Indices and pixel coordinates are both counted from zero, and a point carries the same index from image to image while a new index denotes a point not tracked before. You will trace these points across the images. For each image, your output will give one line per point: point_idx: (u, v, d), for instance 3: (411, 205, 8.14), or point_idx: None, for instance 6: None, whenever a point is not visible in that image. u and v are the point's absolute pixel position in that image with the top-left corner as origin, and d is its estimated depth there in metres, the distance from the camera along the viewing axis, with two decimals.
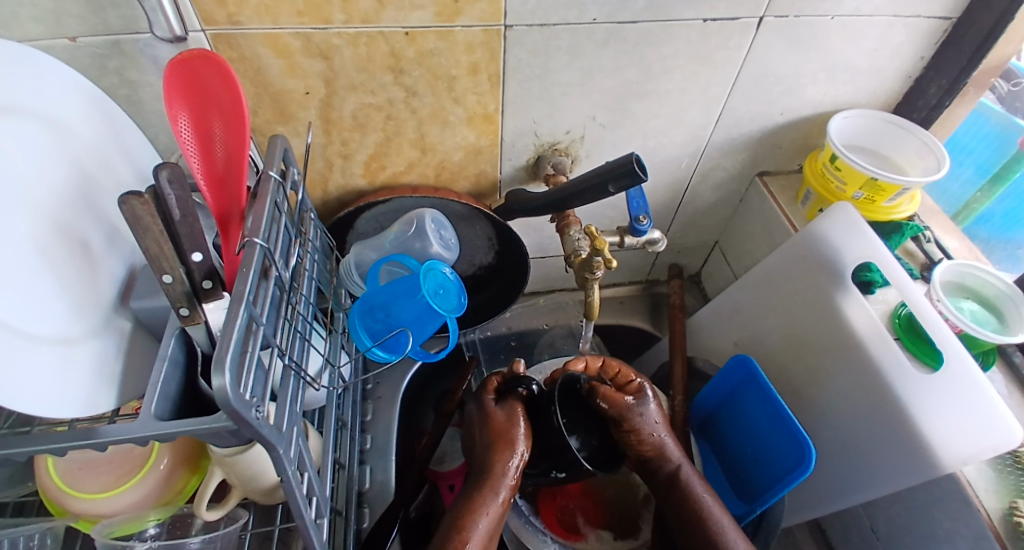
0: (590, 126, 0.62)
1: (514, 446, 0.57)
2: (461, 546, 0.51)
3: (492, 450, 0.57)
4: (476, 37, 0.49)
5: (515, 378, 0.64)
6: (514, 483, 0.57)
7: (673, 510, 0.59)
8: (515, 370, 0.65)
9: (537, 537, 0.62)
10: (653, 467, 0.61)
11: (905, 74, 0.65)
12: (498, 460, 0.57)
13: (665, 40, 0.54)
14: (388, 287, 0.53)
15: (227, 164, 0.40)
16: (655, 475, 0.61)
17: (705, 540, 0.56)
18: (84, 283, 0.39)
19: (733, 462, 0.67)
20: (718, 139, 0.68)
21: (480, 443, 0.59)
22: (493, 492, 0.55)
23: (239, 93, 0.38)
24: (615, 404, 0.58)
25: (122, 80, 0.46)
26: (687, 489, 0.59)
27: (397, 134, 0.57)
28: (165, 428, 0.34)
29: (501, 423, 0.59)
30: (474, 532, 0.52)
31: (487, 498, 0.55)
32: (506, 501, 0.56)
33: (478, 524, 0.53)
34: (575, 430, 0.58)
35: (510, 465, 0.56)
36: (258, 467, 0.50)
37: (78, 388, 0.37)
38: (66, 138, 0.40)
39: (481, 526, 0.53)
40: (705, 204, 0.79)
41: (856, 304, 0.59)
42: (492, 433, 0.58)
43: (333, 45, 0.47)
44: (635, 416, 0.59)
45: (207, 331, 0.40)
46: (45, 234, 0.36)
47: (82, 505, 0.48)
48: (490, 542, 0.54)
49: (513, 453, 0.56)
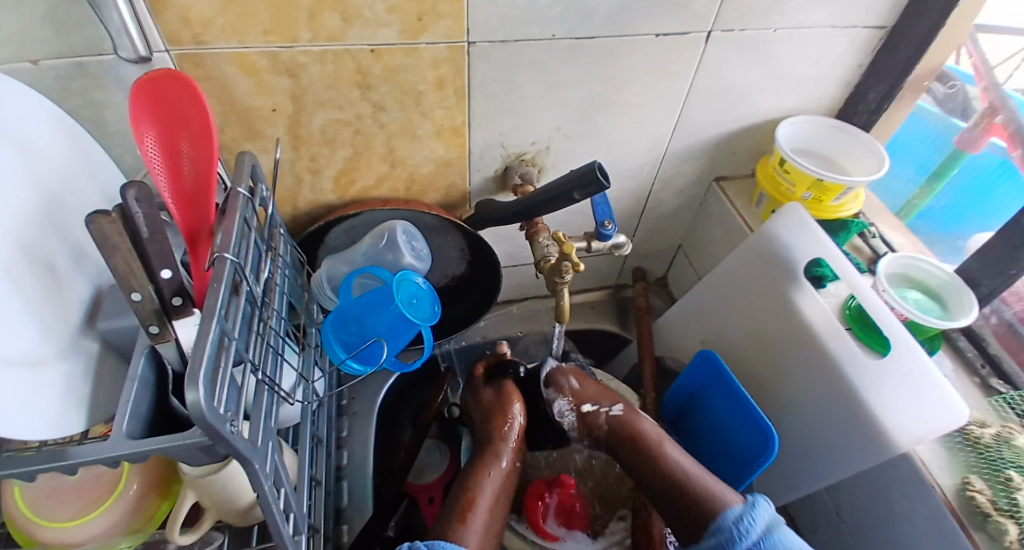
0: (555, 137, 0.64)
1: (508, 416, 0.63)
2: (471, 503, 0.56)
3: (490, 421, 0.63)
4: (441, 52, 0.51)
5: (503, 363, 0.69)
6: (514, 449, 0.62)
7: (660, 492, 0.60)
8: (500, 355, 0.69)
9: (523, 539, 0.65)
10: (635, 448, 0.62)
11: (845, 83, 0.70)
12: (496, 428, 0.63)
13: (622, 53, 0.56)
14: (361, 299, 0.53)
15: (195, 183, 0.40)
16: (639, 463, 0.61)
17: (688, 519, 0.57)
18: (50, 304, 0.38)
19: (706, 454, 0.68)
20: (677, 147, 0.71)
21: (478, 419, 0.65)
22: (495, 456, 0.60)
23: (206, 112, 0.38)
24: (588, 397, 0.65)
25: (87, 101, 0.46)
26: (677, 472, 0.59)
27: (366, 148, 0.58)
28: (138, 446, 0.34)
29: (494, 400, 0.65)
30: (481, 491, 0.57)
31: (489, 461, 0.60)
32: (508, 466, 0.61)
33: (483, 485, 0.58)
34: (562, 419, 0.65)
35: (507, 431, 0.62)
36: (234, 487, 0.49)
37: (50, 411, 0.36)
38: (30, 159, 0.40)
39: (486, 486, 0.58)
40: (668, 209, 0.82)
41: (810, 298, 0.63)
42: (488, 409, 0.65)
43: (300, 63, 0.48)
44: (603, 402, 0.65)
45: (179, 349, 0.40)
46: (12, 257, 0.36)
47: (53, 533, 0.47)
48: (500, 504, 0.58)
49: (509, 418, 0.62)
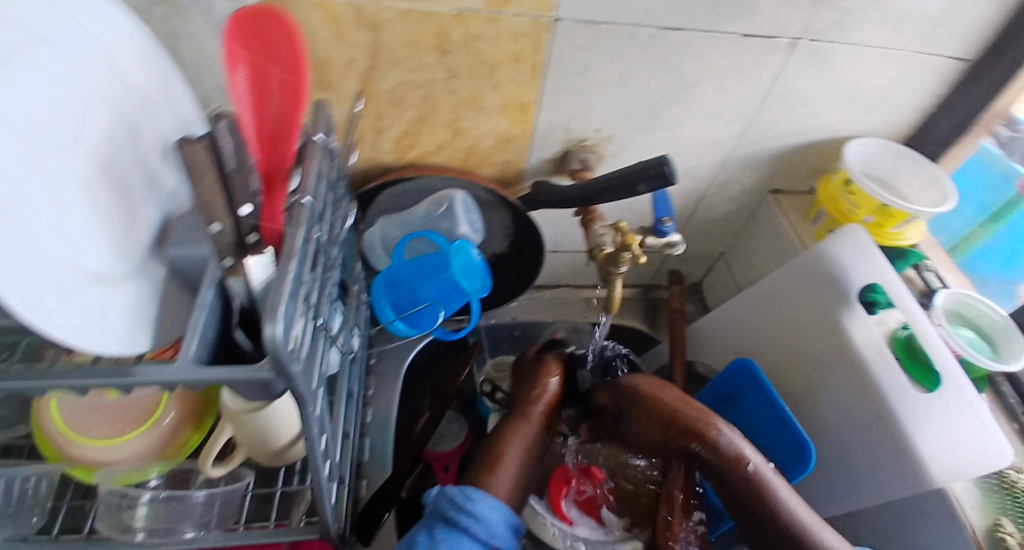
0: (620, 127, 0.64)
1: (545, 382, 0.64)
2: (499, 458, 0.56)
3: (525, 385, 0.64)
4: (524, 26, 0.50)
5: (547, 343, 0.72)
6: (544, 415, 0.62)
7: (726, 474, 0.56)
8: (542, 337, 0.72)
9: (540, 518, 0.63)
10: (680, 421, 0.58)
11: (918, 110, 0.69)
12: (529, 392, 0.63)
13: (703, 50, 0.56)
14: (413, 263, 0.54)
15: (279, 126, 0.40)
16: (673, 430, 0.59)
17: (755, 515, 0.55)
18: (121, 225, 0.39)
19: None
20: (739, 153, 0.70)
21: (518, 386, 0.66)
22: (525, 416, 0.61)
23: (300, 51, 0.38)
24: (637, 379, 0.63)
25: (172, 30, 0.46)
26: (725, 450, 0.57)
27: (432, 113, 0.58)
28: (204, 374, 0.35)
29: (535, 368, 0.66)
30: (509, 451, 0.57)
31: (518, 423, 0.60)
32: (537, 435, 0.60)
33: (512, 445, 0.57)
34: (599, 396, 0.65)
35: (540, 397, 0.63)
36: (271, 427, 0.50)
37: (118, 328, 0.37)
38: (113, 77, 0.40)
39: (515, 447, 0.57)
40: (717, 216, 0.81)
41: (859, 323, 0.62)
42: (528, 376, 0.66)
43: (383, 18, 0.48)
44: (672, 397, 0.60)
45: (246, 284, 0.40)
46: (90, 172, 0.37)
47: (84, 450, 0.48)
48: (527, 466, 0.57)
49: (543, 384, 0.63)
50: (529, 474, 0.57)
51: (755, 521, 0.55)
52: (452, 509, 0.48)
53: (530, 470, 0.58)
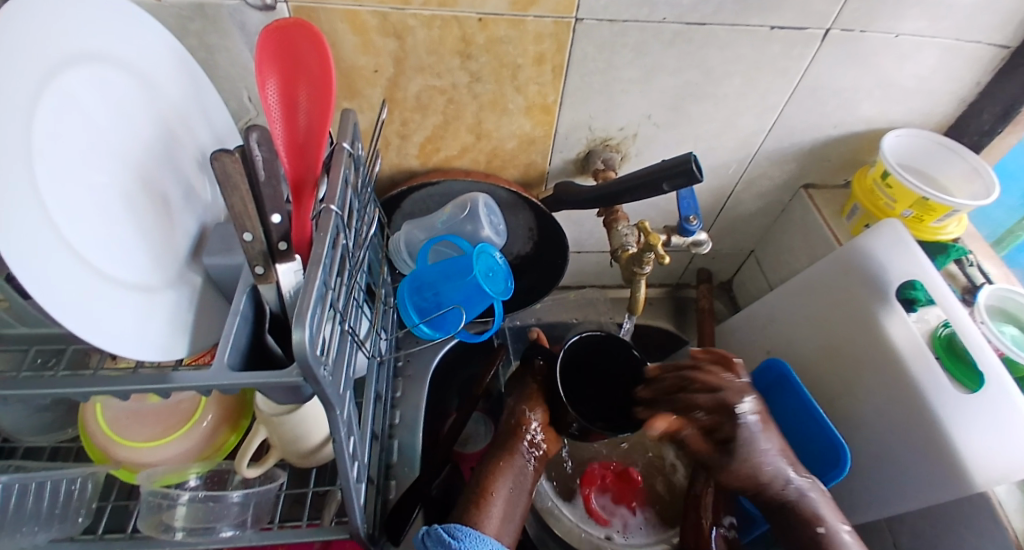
0: (644, 125, 0.63)
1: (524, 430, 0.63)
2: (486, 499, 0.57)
3: (505, 435, 0.63)
4: (547, 27, 0.50)
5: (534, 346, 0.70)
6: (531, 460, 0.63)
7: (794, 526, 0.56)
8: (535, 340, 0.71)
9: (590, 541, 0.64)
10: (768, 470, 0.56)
11: (959, 98, 0.65)
12: (510, 445, 0.62)
13: (729, 44, 0.54)
14: (436, 266, 0.54)
15: (308, 134, 0.40)
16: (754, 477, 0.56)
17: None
18: (163, 235, 0.41)
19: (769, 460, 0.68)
20: (768, 147, 0.68)
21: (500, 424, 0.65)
22: (508, 462, 0.61)
23: (329, 62, 0.39)
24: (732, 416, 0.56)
25: (203, 43, 0.48)
26: (804, 504, 0.56)
27: (455, 118, 0.58)
28: (236, 379, 0.36)
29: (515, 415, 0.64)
30: (496, 492, 0.58)
31: (504, 465, 0.60)
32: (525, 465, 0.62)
33: (499, 487, 0.58)
34: (656, 421, 0.56)
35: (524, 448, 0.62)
36: (302, 429, 0.52)
37: (157, 335, 0.39)
38: (150, 93, 0.42)
39: (502, 486, 0.59)
40: (746, 212, 0.79)
41: (899, 321, 0.60)
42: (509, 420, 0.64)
43: (408, 26, 0.48)
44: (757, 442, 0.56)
45: (278, 291, 0.41)
46: (127, 185, 0.38)
47: (127, 453, 0.51)
48: (515, 496, 0.60)
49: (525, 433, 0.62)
50: (516, 506, 0.59)
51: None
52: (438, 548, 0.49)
53: (517, 501, 0.59)
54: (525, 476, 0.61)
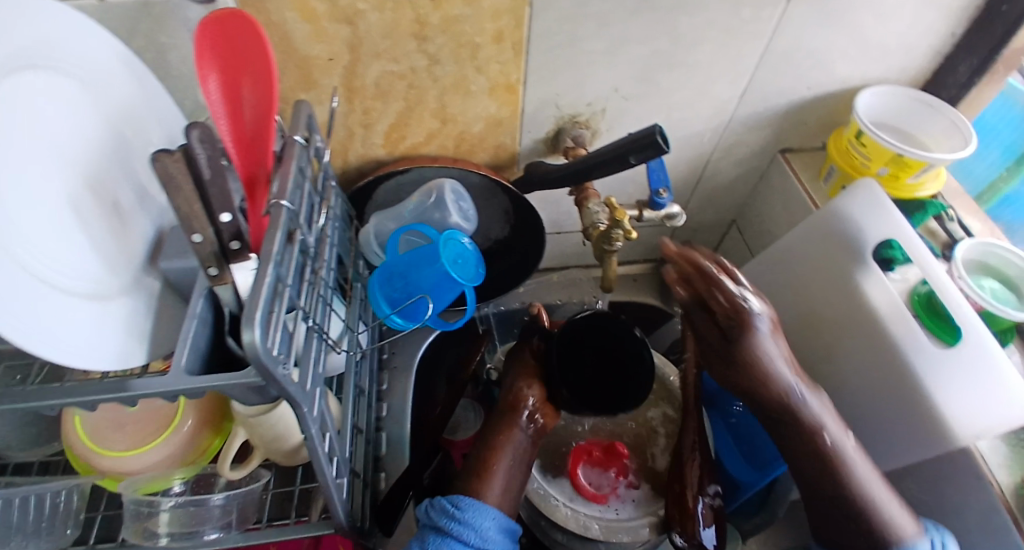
0: (612, 99, 0.61)
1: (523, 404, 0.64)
2: (486, 476, 0.57)
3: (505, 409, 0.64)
4: (503, 3, 0.48)
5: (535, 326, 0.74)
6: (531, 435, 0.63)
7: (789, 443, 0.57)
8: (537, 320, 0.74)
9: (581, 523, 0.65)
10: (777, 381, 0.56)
11: (935, 51, 0.64)
12: (510, 415, 0.63)
13: (694, 9, 0.53)
14: (406, 256, 0.54)
15: (256, 128, 0.40)
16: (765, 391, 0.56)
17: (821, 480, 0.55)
18: (115, 242, 0.40)
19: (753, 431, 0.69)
20: (741, 114, 0.67)
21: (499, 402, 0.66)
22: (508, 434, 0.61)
23: (269, 52, 0.38)
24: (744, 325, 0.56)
25: (149, 42, 0.46)
26: (805, 418, 0.56)
27: (418, 103, 0.57)
28: (195, 383, 0.35)
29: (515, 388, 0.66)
30: (497, 467, 0.58)
31: (504, 439, 0.61)
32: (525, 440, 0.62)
33: (499, 462, 0.59)
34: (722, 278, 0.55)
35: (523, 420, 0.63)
36: (281, 429, 0.51)
37: (112, 345, 0.38)
38: (97, 97, 0.40)
39: (501, 461, 0.59)
40: (725, 181, 0.78)
41: (876, 282, 0.59)
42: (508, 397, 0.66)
43: (358, 10, 0.47)
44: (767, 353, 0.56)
45: (235, 292, 0.40)
46: (76, 192, 0.37)
47: (109, 462, 0.50)
48: (517, 472, 0.60)
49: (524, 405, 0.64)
50: (520, 476, 0.60)
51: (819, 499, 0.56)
52: (444, 519, 0.51)
53: (517, 472, 0.60)
54: (525, 450, 0.62)
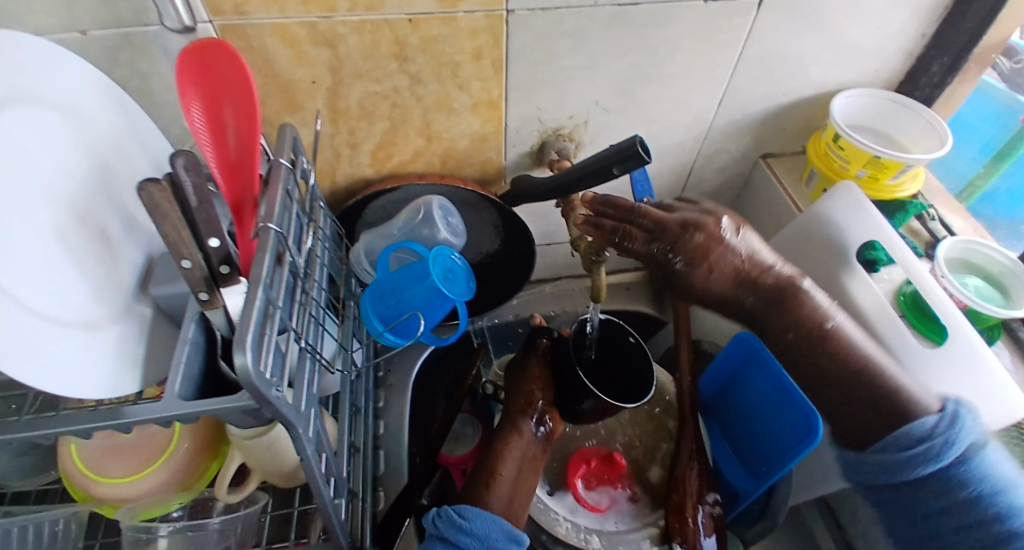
0: (594, 111, 0.62)
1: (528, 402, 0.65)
2: (493, 480, 0.58)
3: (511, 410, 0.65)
4: (480, 22, 0.50)
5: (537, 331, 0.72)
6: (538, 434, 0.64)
7: (818, 361, 0.54)
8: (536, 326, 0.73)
9: (584, 536, 0.64)
10: (766, 279, 0.52)
11: (907, 53, 0.65)
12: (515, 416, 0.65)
13: (667, 21, 0.54)
14: (396, 273, 0.54)
15: (240, 153, 0.40)
16: (758, 284, 0.52)
17: (837, 389, 0.53)
18: (104, 269, 0.40)
19: (742, 439, 0.71)
20: (722, 121, 0.68)
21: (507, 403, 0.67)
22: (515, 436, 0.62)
23: (248, 75, 0.39)
24: (711, 231, 0.49)
25: (133, 71, 0.47)
26: (818, 307, 0.52)
27: (403, 122, 0.58)
28: (189, 408, 0.35)
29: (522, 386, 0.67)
30: (503, 471, 0.59)
31: (511, 443, 0.62)
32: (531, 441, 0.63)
33: (505, 466, 0.60)
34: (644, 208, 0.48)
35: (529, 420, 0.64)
36: (278, 450, 0.51)
37: (103, 371, 0.38)
38: (82, 127, 0.41)
39: (507, 465, 0.60)
40: (711, 188, 0.79)
41: (862, 283, 0.60)
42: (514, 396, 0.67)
43: (338, 34, 0.48)
44: (742, 251, 0.50)
45: (227, 316, 0.41)
46: (64, 222, 0.38)
47: (107, 489, 0.50)
48: (522, 477, 0.61)
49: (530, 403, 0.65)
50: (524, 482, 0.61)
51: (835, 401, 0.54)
52: (450, 529, 0.49)
53: (523, 477, 0.61)
54: (532, 454, 0.63)
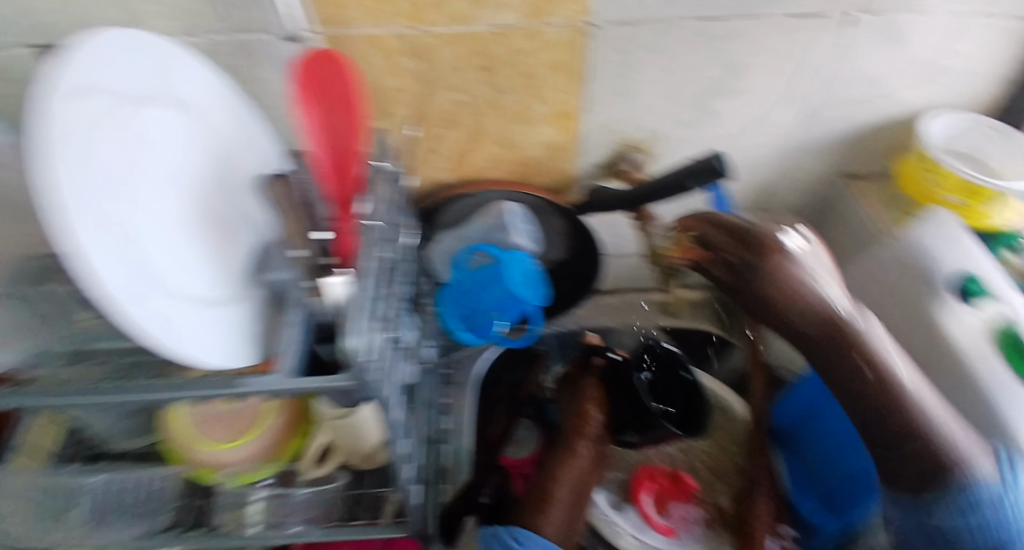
0: (672, 125, 0.63)
1: (590, 414, 0.66)
2: (550, 502, 0.59)
3: (573, 415, 0.66)
4: (564, 36, 0.51)
5: (590, 347, 0.75)
6: (596, 449, 0.64)
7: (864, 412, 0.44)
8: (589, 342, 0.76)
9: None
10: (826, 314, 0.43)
11: (1015, 76, 0.61)
12: (576, 423, 0.65)
13: (752, 37, 0.54)
14: (475, 274, 0.58)
15: (339, 153, 0.44)
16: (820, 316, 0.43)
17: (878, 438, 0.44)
18: (219, 252, 0.45)
19: (821, 472, 0.67)
20: (804, 140, 0.67)
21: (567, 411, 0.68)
22: (572, 453, 0.62)
23: (349, 81, 0.42)
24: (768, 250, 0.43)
25: (250, 77, 0.53)
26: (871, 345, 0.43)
27: (482, 130, 0.61)
28: (299, 384, 0.39)
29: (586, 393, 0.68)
30: (558, 493, 0.59)
31: (566, 460, 0.62)
32: (588, 463, 0.62)
33: (559, 489, 0.60)
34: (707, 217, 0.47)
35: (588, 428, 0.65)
36: (359, 432, 0.59)
37: (222, 342, 0.42)
38: (199, 123, 0.45)
39: (563, 487, 0.60)
40: (789, 206, 0.78)
41: (953, 315, 0.56)
42: (576, 405, 0.68)
43: (430, 46, 0.51)
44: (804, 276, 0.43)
45: (327, 303, 0.44)
46: (184, 208, 0.42)
47: (206, 454, 0.55)
48: (579, 505, 0.60)
49: (588, 419, 0.65)
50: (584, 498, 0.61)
51: (881, 430, 0.43)
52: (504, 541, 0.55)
53: (579, 501, 0.60)
54: (589, 476, 0.62)
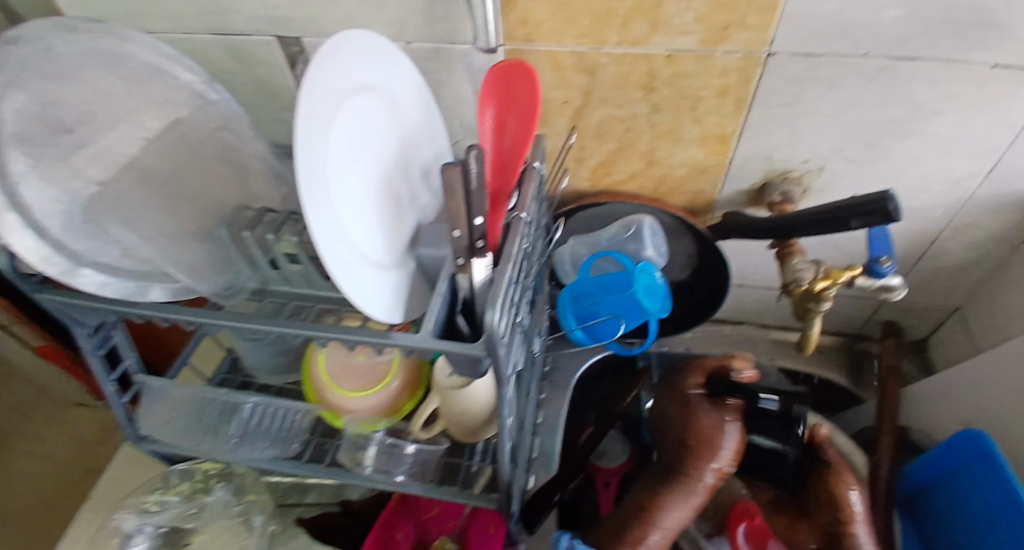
0: (833, 159, 0.61)
1: (715, 455, 0.60)
2: (648, 532, 0.59)
3: (692, 452, 0.61)
4: (735, 62, 0.52)
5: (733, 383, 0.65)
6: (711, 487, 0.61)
7: None
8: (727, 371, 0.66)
9: None
10: None
11: None
12: (695, 465, 0.61)
13: (943, 79, 0.51)
14: (597, 279, 0.59)
15: (510, 153, 0.49)
16: None
17: None
18: (394, 226, 0.52)
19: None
20: (985, 193, 0.61)
21: (678, 442, 0.63)
22: (684, 494, 0.60)
23: (537, 92, 0.47)
24: None
25: (435, 79, 0.61)
26: None
27: (630, 145, 0.63)
28: (435, 344, 0.43)
29: (708, 430, 0.61)
30: (659, 525, 0.60)
31: (675, 498, 0.60)
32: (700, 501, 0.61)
33: (664, 518, 0.60)
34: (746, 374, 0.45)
35: (706, 472, 0.60)
36: (467, 406, 0.61)
37: (387, 303, 0.49)
38: (400, 117, 0.53)
39: (666, 519, 0.60)
40: (953, 263, 0.71)
41: None
42: (695, 437, 0.62)
43: (599, 63, 0.55)
44: None
45: (470, 282, 0.48)
46: (378, 185, 0.50)
47: (336, 398, 0.63)
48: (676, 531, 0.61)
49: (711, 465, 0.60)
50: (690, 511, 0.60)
51: None
52: None
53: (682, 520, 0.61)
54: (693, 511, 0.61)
